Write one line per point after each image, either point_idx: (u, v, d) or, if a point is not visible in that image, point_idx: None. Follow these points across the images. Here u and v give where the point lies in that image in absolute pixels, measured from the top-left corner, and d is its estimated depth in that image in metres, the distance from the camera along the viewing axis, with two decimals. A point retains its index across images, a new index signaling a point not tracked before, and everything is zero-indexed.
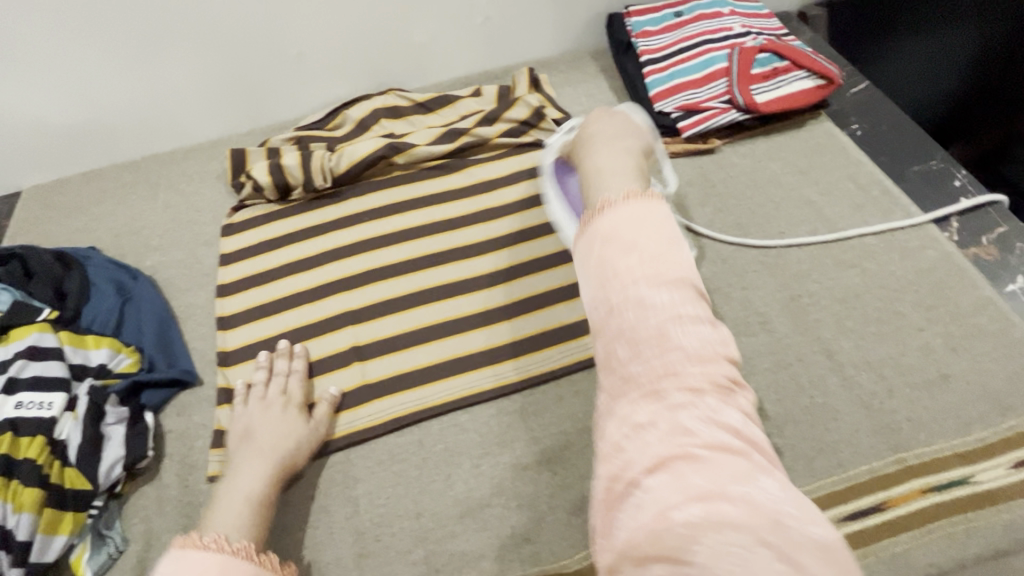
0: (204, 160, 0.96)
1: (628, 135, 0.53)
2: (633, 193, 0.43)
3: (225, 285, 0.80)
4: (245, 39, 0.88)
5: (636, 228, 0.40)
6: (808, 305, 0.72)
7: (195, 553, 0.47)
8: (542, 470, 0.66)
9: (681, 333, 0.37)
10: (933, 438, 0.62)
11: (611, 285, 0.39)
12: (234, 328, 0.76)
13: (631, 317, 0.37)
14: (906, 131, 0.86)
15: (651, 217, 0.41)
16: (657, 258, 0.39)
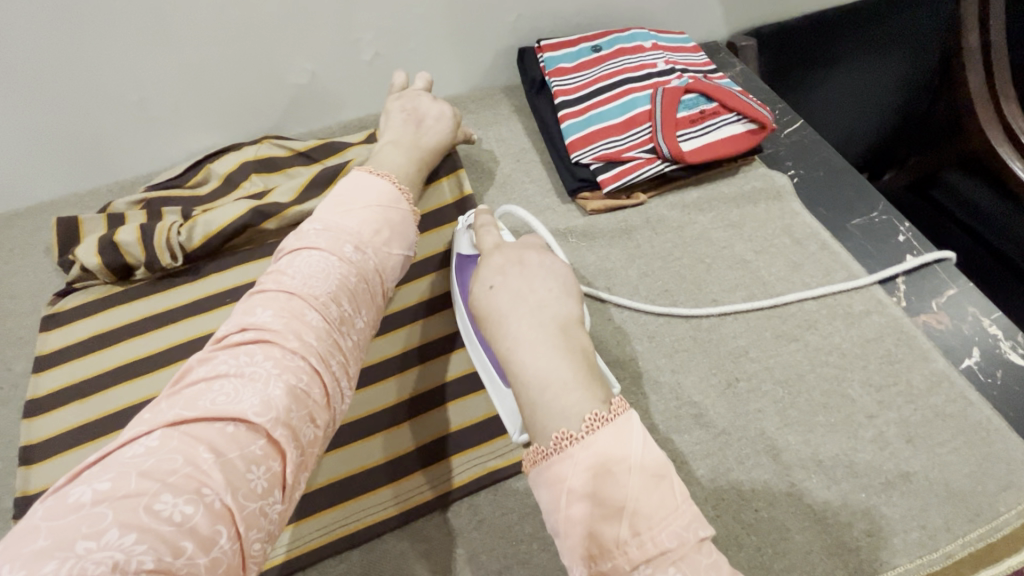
0: (31, 231, 0.79)
1: (553, 304, 0.44)
2: (596, 419, 0.38)
3: (36, 402, 0.64)
4: (63, 86, 0.70)
5: (609, 468, 0.36)
6: (747, 391, 0.63)
7: (335, 263, 0.47)
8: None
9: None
10: (896, 557, 0.52)
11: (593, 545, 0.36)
12: (41, 462, 0.61)
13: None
14: (845, 178, 0.79)
15: (625, 451, 0.37)
16: (656, 513, 0.35)
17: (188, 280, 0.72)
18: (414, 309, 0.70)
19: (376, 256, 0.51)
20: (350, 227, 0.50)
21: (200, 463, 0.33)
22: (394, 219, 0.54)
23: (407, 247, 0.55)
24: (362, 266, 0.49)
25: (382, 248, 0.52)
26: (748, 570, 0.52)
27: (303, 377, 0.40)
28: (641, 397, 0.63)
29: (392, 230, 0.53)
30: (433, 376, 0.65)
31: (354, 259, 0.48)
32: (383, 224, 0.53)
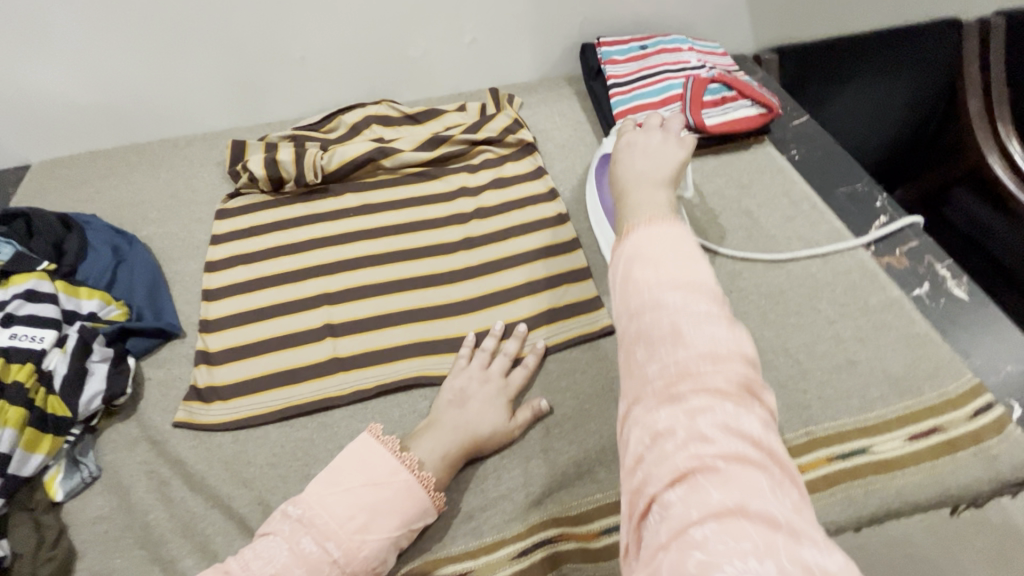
0: (206, 147, 1.05)
1: (664, 163, 0.59)
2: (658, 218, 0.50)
3: (214, 262, 0.86)
4: (251, 41, 0.97)
5: (652, 237, 0.47)
6: (737, 299, 0.79)
7: (371, 442, 0.63)
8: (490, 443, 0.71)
9: (693, 326, 0.41)
10: (840, 413, 0.68)
11: (635, 282, 0.45)
12: (218, 300, 0.82)
13: (652, 306, 0.43)
14: (836, 159, 0.98)
15: (665, 234, 0.48)
16: (678, 260, 0.45)
17: (321, 198, 0.93)
18: (487, 233, 0.89)
19: (348, 544, 0.56)
20: (326, 507, 0.58)
21: (260, 558, 0.55)
22: (384, 502, 0.59)
23: (399, 523, 0.59)
24: (328, 565, 0.55)
25: (361, 538, 0.57)
26: None
27: (327, 509, 0.57)
28: None
29: (374, 513, 0.58)
30: (504, 280, 0.84)
31: (322, 559, 0.55)
32: (414, 513, 0.61)
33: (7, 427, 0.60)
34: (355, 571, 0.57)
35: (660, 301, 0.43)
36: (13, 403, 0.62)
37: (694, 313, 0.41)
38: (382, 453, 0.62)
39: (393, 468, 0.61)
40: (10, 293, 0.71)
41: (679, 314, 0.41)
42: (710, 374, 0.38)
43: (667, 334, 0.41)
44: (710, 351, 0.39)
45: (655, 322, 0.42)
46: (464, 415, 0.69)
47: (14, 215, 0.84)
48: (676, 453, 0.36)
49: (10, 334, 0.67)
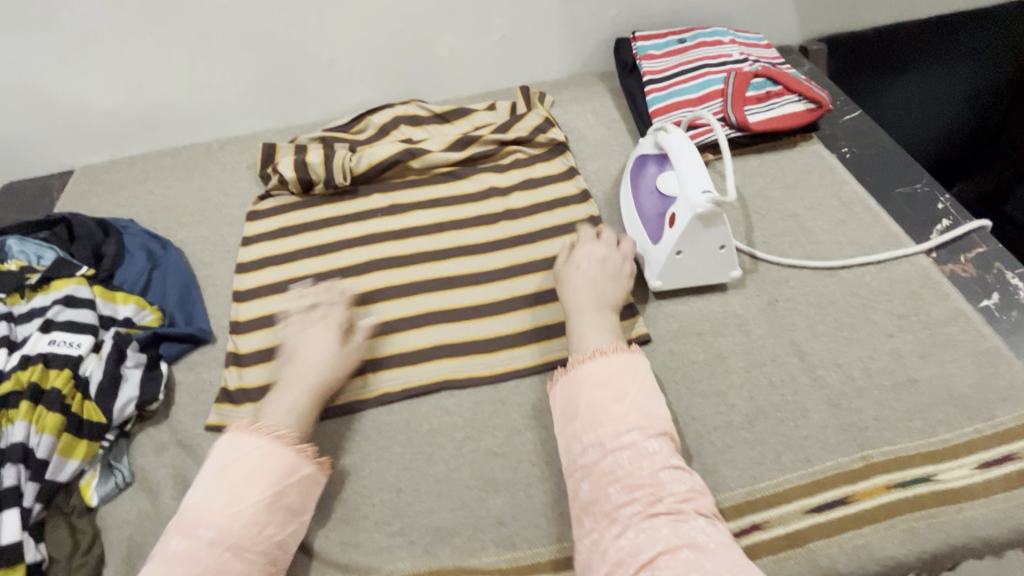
0: (238, 151, 1.06)
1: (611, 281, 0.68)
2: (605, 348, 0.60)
3: (244, 264, 0.86)
4: (282, 44, 0.98)
5: (612, 375, 0.57)
6: (783, 309, 0.74)
7: (234, 433, 0.59)
8: (523, 460, 0.67)
9: (657, 457, 0.53)
10: (898, 437, 0.62)
11: (600, 426, 0.55)
12: (248, 302, 0.82)
13: (627, 458, 0.53)
14: (891, 156, 0.91)
15: (621, 364, 0.58)
16: (637, 407, 0.55)
17: (350, 198, 0.93)
18: (518, 236, 0.86)
19: (227, 520, 0.54)
20: (196, 505, 0.55)
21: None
22: (244, 471, 0.56)
23: (270, 485, 0.57)
24: (206, 545, 0.52)
25: (236, 510, 0.54)
26: (774, 434, 0.63)
27: (195, 506, 0.55)
28: (695, 303, 0.75)
29: (239, 487, 0.55)
30: (534, 284, 0.80)
31: (202, 541, 0.53)
32: (285, 474, 0.58)
33: (46, 433, 0.62)
34: (241, 544, 0.53)
35: (628, 437, 0.54)
36: (51, 409, 0.63)
37: (664, 461, 0.52)
38: (239, 440, 0.59)
39: (250, 445, 0.58)
40: (50, 298, 0.73)
41: (651, 463, 0.52)
42: (674, 486, 0.51)
43: (636, 460, 0.52)
44: (667, 467, 0.53)
45: (629, 456, 0.53)
46: (302, 361, 0.67)
47: (56, 220, 0.86)
48: (659, 548, 0.48)
49: (49, 340, 0.68)
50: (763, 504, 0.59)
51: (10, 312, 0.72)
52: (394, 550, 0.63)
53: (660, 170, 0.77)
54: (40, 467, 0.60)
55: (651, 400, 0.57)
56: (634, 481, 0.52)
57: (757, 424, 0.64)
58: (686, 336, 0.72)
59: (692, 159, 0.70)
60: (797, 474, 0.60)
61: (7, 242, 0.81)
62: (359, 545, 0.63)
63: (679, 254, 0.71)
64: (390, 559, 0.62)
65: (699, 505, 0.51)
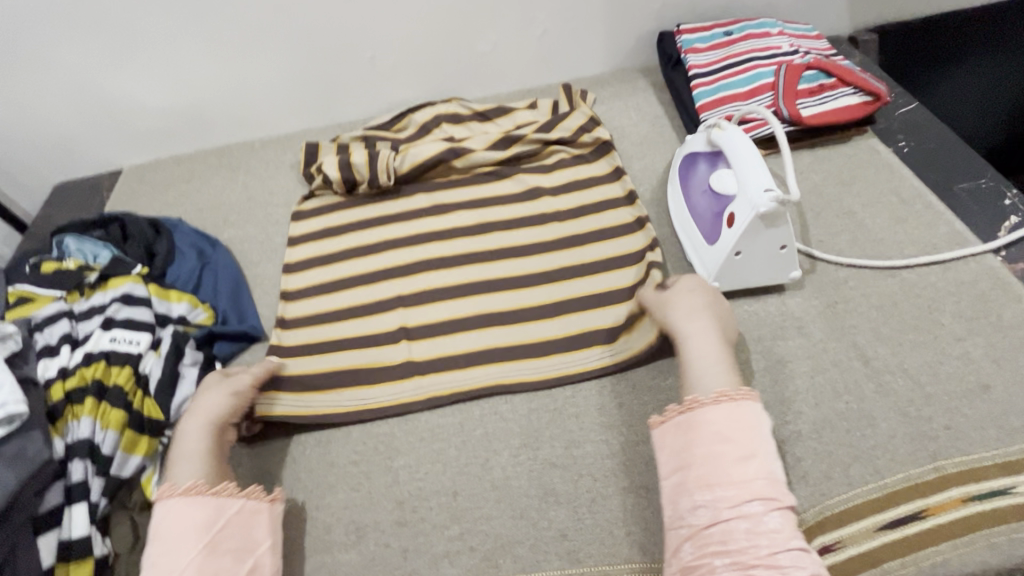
0: (280, 150, 1.07)
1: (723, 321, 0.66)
2: (725, 394, 0.57)
3: (291, 264, 0.87)
4: (323, 41, 0.98)
5: (734, 430, 0.55)
6: (844, 311, 0.71)
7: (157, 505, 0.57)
8: (581, 472, 0.66)
9: (780, 538, 0.48)
10: (972, 446, 0.60)
11: (720, 484, 0.52)
12: (297, 301, 0.83)
13: (744, 529, 0.49)
14: (953, 150, 0.87)
15: (745, 417, 0.55)
16: (766, 474, 0.52)
17: (394, 198, 0.93)
18: (564, 237, 0.85)
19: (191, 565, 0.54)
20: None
21: None
22: (187, 527, 0.56)
23: (213, 527, 0.56)
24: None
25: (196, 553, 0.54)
26: (838, 445, 0.62)
27: None
28: (751, 306, 0.73)
29: (177, 553, 0.54)
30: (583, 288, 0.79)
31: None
32: (218, 517, 0.57)
33: (110, 429, 0.63)
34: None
35: (747, 507, 0.50)
36: (115, 406, 0.64)
37: (786, 542, 0.48)
38: (161, 508, 0.57)
39: (169, 509, 0.57)
40: (109, 296, 0.74)
41: (771, 541, 0.48)
42: (793, 572, 0.47)
43: (748, 533, 0.49)
44: (784, 545, 0.48)
45: (744, 529, 0.49)
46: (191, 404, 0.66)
47: (110, 220, 0.88)
48: None
49: (110, 337, 0.69)
50: (833, 522, 0.58)
51: (70, 309, 0.73)
52: (454, 556, 0.63)
53: (713, 168, 0.75)
54: (105, 463, 0.61)
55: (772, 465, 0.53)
56: (747, 557, 0.48)
57: (823, 434, 0.63)
58: (743, 341, 0.70)
59: (752, 157, 0.68)
60: (867, 489, 0.59)
61: (65, 240, 0.83)
62: (420, 550, 0.63)
63: (738, 254, 0.69)
64: (451, 566, 0.62)
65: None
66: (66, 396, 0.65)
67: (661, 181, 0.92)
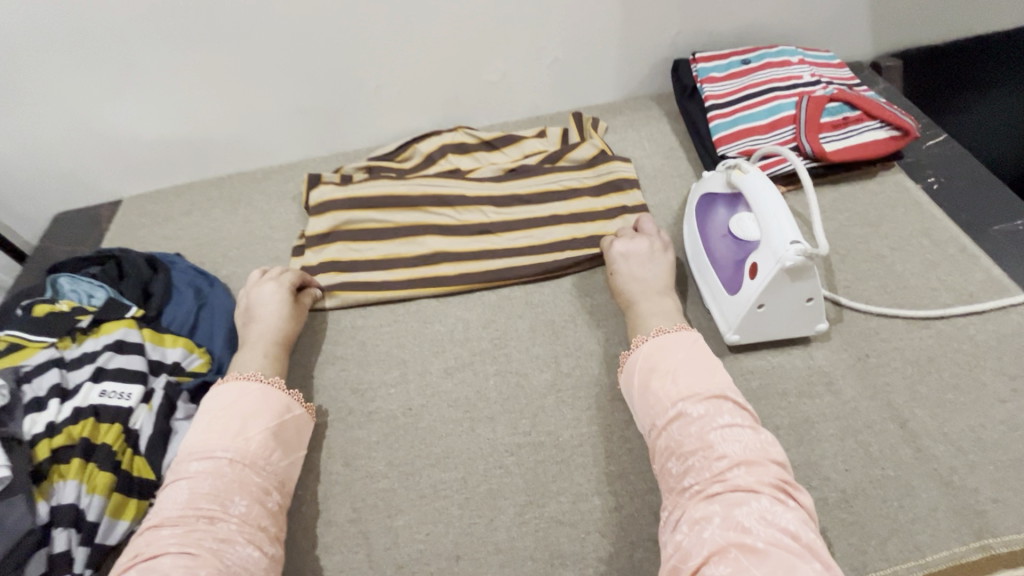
0: (283, 181, 1.04)
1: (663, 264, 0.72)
2: (665, 329, 0.63)
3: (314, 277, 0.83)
4: (328, 72, 0.95)
5: (674, 353, 0.60)
6: (876, 367, 0.67)
7: (224, 385, 0.63)
8: (590, 530, 0.59)
9: (729, 446, 0.51)
10: (1022, 523, 0.55)
11: (663, 404, 0.56)
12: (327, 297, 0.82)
13: (681, 430, 0.54)
14: (987, 188, 0.82)
15: (686, 342, 0.61)
16: (703, 380, 0.57)
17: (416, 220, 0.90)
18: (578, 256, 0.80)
19: (237, 446, 0.56)
20: (196, 437, 0.58)
21: (165, 498, 0.54)
22: (230, 403, 0.60)
23: (272, 418, 0.61)
24: (228, 465, 0.55)
25: (244, 437, 0.57)
26: (875, 517, 0.57)
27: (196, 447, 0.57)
28: (775, 357, 0.69)
29: (234, 423, 0.59)
30: (593, 327, 0.74)
31: (221, 464, 0.55)
32: (268, 409, 0.62)
33: (96, 494, 0.59)
34: (255, 464, 0.57)
35: (674, 409, 0.55)
36: (102, 468, 0.61)
37: (721, 432, 0.52)
38: (224, 387, 0.62)
39: (236, 386, 0.62)
40: (101, 343, 0.72)
41: (708, 436, 0.52)
42: (742, 475, 0.49)
43: (688, 427, 0.54)
44: (717, 427, 0.53)
45: (679, 427, 0.54)
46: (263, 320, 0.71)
47: (107, 257, 0.85)
48: (714, 533, 0.46)
49: (100, 391, 0.67)
50: None
51: (61, 356, 0.71)
52: None
53: (731, 212, 0.71)
54: (90, 531, 0.58)
55: (704, 365, 0.58)
56: (685, 449, 0.53)
57: (855, 504, 0.58)
58: (768, 397, 0.66)
59: (775, 201, 0.64)
60: (907, 568, 0.54)
61: (59, 279, 0.81)
62: None
63: (761, 307, 0.65)
64: None
65: (769, 488, 0.48)
66: (51, 454, 0.61)
67: (677, 217, 0.88)
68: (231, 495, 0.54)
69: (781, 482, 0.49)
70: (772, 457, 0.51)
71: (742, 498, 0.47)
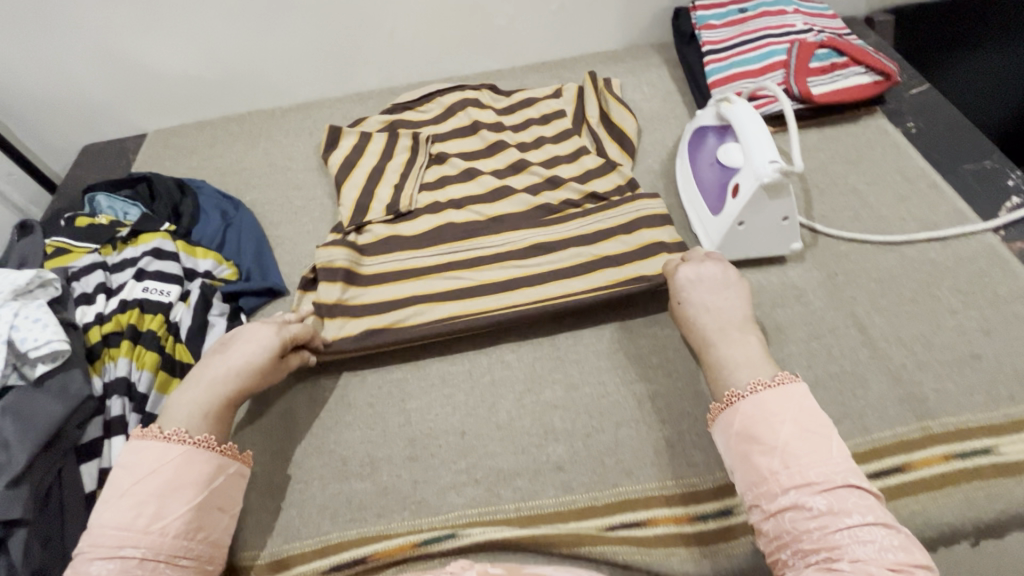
0: (300, 118, 1.10)
1: (727, 295, 0.60)
2: (760, 382, 0.50)
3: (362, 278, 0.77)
4: (344, 12, 0.99)
5: (777, 417, 0.48)
6: (844, 283, 0.74)
7: (150, 446, 0.53)
8: (580, 412, 0.67)
9: (854, 542, 0.42)
10: (960, 409, 0.63)
11: (766, 486, 0.46)
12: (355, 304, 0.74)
13: (791, 521, 0.44)
14: (960, 132, 0.88)
15: (793, 404, 0.48)
16: (810, 454, 0.45)
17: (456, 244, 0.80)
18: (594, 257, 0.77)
19: (150, 539, 0.49)
20: (107, 523, 0.49)
21: None
22: (152, 482, 0.51)
23: (197, 492, 0.52)
24: (139, 567, 0.48)
25: (159, 528, 0.50)
26: (831, 403, 0.64)
27: (104, 542, 0.48)
28: (753, 274, 0.76)
29: (153, 503, 0.50)
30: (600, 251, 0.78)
31: (131, 565, 0.48)
32: (197, 480, 0.53)
33: (145, 370, 0.67)
34: (174, 557, 0.50)
35: (788, 498, 0.45)
36: (149, 349, 0.69)
37: (846, 526, 0.42)
38: (140, 460, 0.52)
39: (156, 457, 0.52)
40: (140, 251, 0.78)
41: (826, 531, 0.42)
42: None
43: (807, 523, 0.43)
44: (846, 527, 0.42)
45: (791, 519, 0.44)
46: (225, 361, 0.60)
47: (138, 178, 0.91)
48: None
49: (143, 287, 0.74)
50: None
51: (105, 261, 0.78)
52: (460, 488, 0.63)
53: (721, 142, 0.78)
54: (141, 400, 0.66)
55: (817, 437, 0.47)
56: (804, 543, 0.43)
57: (815, 393, 0.65)
58: None
59: (758, 128, 0.71)
60: (854, 442, 0.62)
61: (97, 197, 0.87)
62: (429, 482, 0.64)
63: (742, 225, 0.72)
64: (457, 497, 0.62)
65: None
66: (102, 339, 0.69)
67: (671, 153, 0.94)
68: None
69: None
70: (915, 560, 0.41)
71: None
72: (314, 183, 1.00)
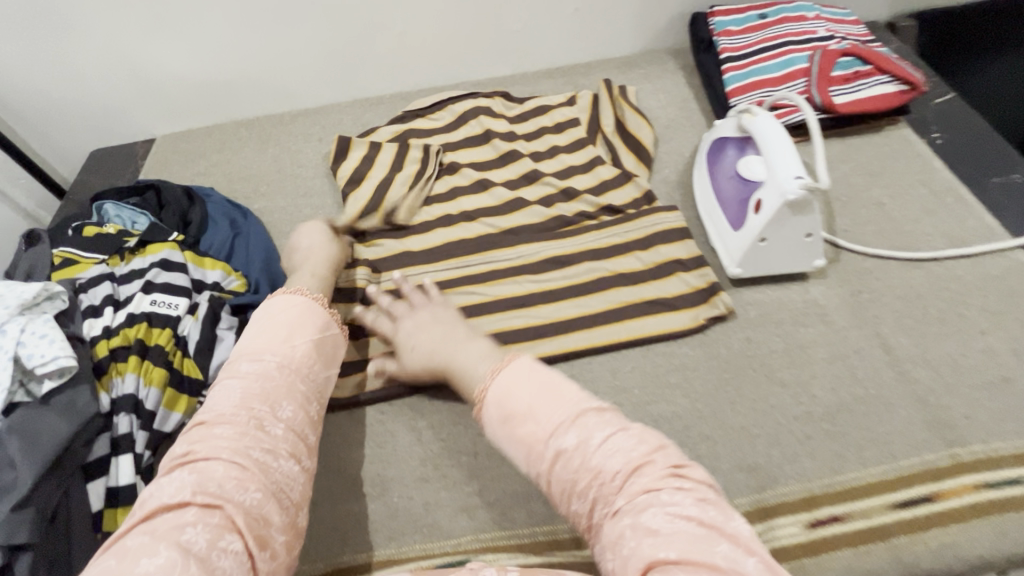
0: (308, 123, 1.08)
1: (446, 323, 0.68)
2: (498, 368, 0.55)
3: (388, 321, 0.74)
4: (354, 16, 0.98)
5: (526, 392, 0.52)
6: (868, 301, 0.72)
7: (291, 296, 0.64)
8: None
9: (605, 458, 0.47)
10: (989, 436, 0.60)
11: (537, 453, 0.49)
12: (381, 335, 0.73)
13: (565, 467, 0.48)
14: (987, 144, 0.86)
15: (529, 371, 0.53)
16: (551, 403, 0.51)
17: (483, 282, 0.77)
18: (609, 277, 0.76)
19: (283, 351, 0.58)
20: (250, 344, 0.59)
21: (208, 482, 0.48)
22: (281, 316, 0.61)
23: (318, 330, 0.62)
24: (276, 368, 0.57)
25: (289, 345, 0.59)
26: (856, 428, 0.62)
27: (237, 385, 0.55)
28: (773, 291, 0.74)
29: (291, 330, 0.60)
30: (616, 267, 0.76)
31: (269, 367, 0.57)
32: (319, 321, 0.63)
33: (153, 386, 0.66)
34: (300, 370, 0.59)
35: (552, 448, 0.49)
36: (157, 365, 0.67)
37: (597, 446, 0.48)
38: (280, 302, 0.63)
39: (290, 297, 0.63)
40: (148, 261, 0.77)
41: (586, 462, 0.47)
42: (638, 479, 0.46)
43: (572, 464, 0.48)
44: (596, 448, 0.48)
45: (562, 467, 0.48)
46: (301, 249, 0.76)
47: (145, 186, 0.89)
48: (635, 547, 0.42)
49: (151, 300, 0.73)
50: (843, 497, 0.58)
51: (112, 272, 0.77)
52: (472, 511, 0.61)
53: (742, 154, 0.76)
54: (149, 417, 0.65)
55: (557, 392, 0.52)
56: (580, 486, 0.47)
57: (839, 417, 0.63)
58: (764, 325, 0.71)
59: (783, 143, 0.69)
60: (882, 470, 0.60)
61: (104, 206, 0.86)
62: (440, 505, 0.62)
63: (763, 241, 0.70)
64: (469, 521, 0.61)
65: (670, 484, 0.45)
66: (109, 353, 0.68)
67: (688, 163, 0.92)
68: (279, 401, 0.55)
69: (670, 471, 0.46)
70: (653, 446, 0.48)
71: (647, 512, 0.44)
72: (323, 191, 0.98)
